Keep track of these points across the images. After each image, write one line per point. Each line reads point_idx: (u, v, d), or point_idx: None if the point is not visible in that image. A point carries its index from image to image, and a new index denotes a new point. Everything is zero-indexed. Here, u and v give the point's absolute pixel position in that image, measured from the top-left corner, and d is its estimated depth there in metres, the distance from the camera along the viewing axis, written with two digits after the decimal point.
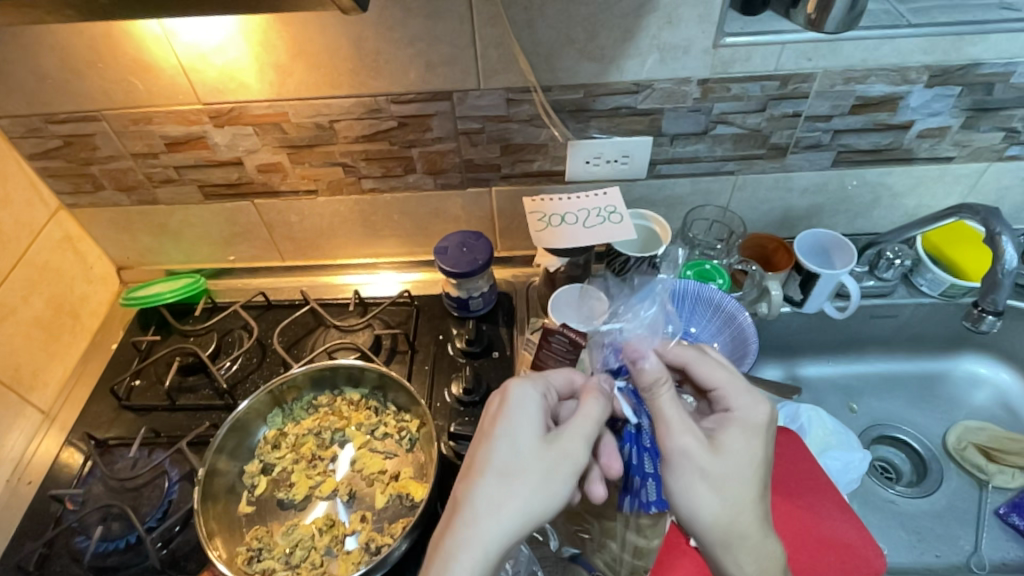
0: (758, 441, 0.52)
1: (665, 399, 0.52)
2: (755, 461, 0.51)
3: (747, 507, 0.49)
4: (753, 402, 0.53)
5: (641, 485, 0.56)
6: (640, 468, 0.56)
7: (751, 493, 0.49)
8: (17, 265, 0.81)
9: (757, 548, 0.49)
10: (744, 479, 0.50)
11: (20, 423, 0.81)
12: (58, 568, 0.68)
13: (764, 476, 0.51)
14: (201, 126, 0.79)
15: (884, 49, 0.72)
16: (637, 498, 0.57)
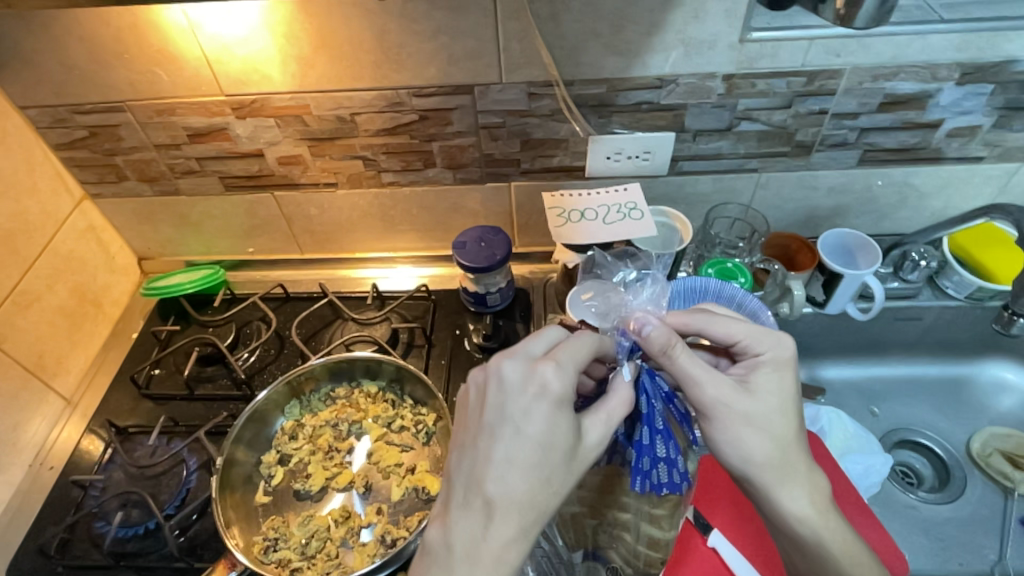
0: (784, 374, 0.52)
1: (685, 358, 0.51)
2: (785, 395, 0.52)
3: (786, 438, 0.51)
4: (778, 340, 0.53)
5: (656, 469, 0.53)
6: (653, 451, 0.53)
7: (791, 430, 0.51)
8: (42, 254, 0.83)
9: (801, 476, 0.52)
10: (780, 415, 0.51)
11: (43, 410, 0.82)
12: (78, 552, 0.69)
13: (796, 409, 0.52)
14: (224, 117, 0.79)
15: (916, 45, 0.71)
16: (651, 481, 0.54)
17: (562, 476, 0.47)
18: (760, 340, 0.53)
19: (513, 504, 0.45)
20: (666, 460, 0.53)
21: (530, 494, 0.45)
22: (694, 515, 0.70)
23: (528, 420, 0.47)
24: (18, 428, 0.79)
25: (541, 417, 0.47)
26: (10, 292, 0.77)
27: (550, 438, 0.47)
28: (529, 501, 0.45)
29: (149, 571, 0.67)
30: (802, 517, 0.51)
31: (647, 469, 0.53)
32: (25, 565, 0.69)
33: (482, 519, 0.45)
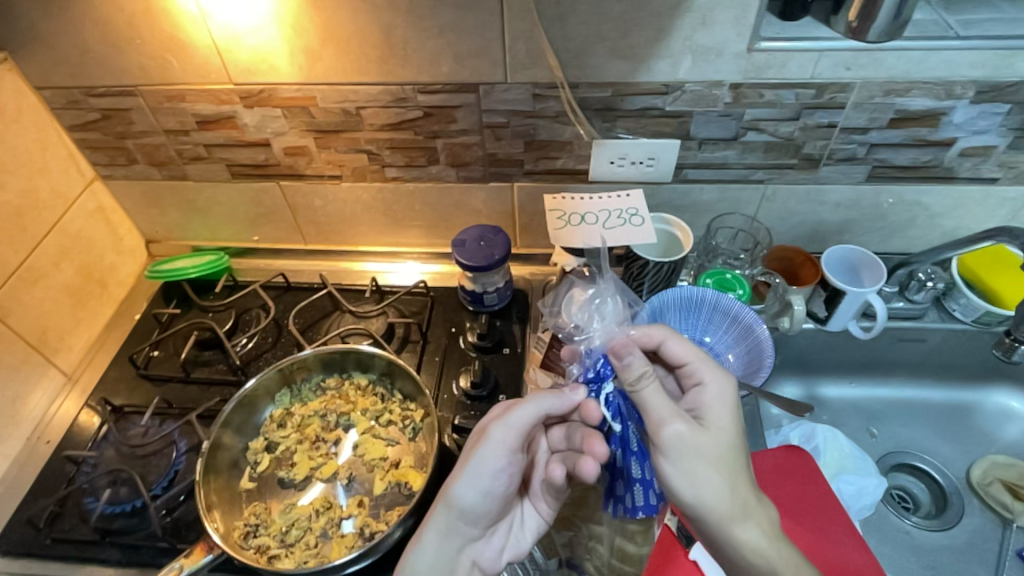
0: (730, 405, 0.54)
1: (651, 387, 0.51)
2: (735, 427, 0.53)
3: (740, 473, 0.51)
4: (723, 371, 0.55)
5: (631, 492, 0.57)
6: (629, 474, 0.57)
7: (742, 463, 0.51)
8: (51, 232, 0.84)
9: (757, 514, 0.51)
10: (732, 450, 0.51)
11: (43, 383, 0.84)
12: (66, 526, 0.70)
13: (744, 442, 0.53)
14: (232, 106, 0.80)
15: (929, 61, 0.69)
16: (624, 504, 0.60)
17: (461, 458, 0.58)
18: (708, 371, 0.55)
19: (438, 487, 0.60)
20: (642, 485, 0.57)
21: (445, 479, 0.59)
22: (676, 525, 0.66)
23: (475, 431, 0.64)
24: (18, 402, 0.80)
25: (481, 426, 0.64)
26: (16, 268, 0.79)
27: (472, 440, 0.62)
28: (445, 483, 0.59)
29: (133, 549, 0.68)
30: (763, 557, 0.50)
31: (619, 492, 0.59)
32: (14, 535, 0.70)
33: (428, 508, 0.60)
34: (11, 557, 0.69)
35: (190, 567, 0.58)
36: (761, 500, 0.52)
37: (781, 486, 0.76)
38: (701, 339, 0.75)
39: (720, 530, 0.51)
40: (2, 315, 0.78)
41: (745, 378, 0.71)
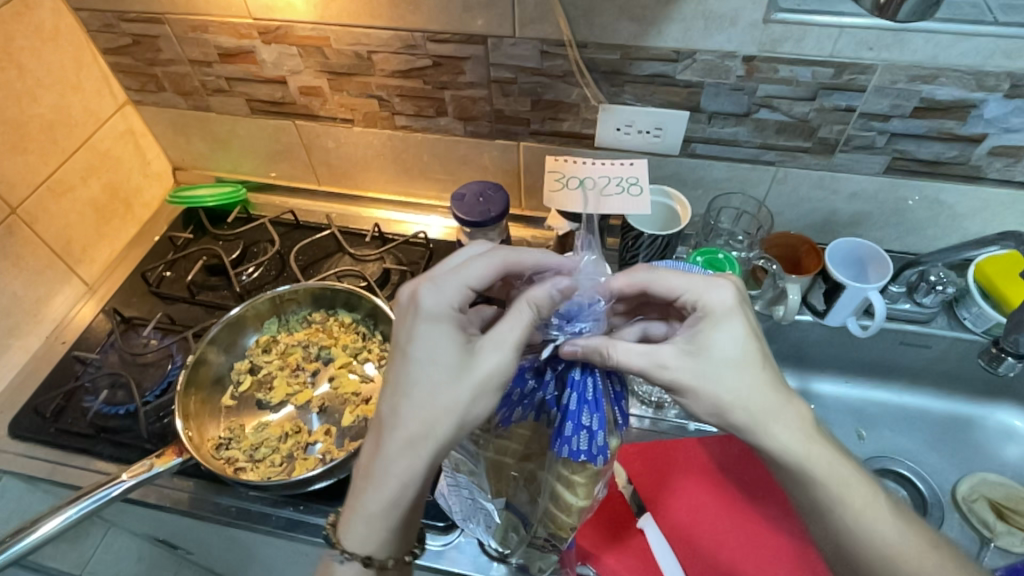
0: (736, 318, 0.51)
1: (622, 351, 0.50)
2: (742, 342, 0.50)
3: (760, 380, 0.50)
4: (721, 291, 0.52)
5: (576, 434, 0.51)
6: (578, 417, 0.52)
7: (755, 370, 0.50)
8: (81, 148, 0.89)
9: (792, 424, 0.50)
10: (743, 365, 0.50)
11: (64, 289, 0.90)
12: (69, 419, 0.77)
13: (762, 349, 0.51)
14: (251, 41, 0.83)
15: (959, 47, 0.65)
16: (569, 445, 0.52)
17: (447, 427, 0.49)
18: (705, 298, 0.52)
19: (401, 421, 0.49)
20: (589, 431, 0.52)
21: (412, 413, 0.49)
22: (629, 494, 0.71)
23: (423, 377, 0.50)
24: (41, 302, 0.87)
25: (436, 368, 0.50)
26: (45, 179, 0.85)
27: (439, 357, 0.50)
28: (413, 447, 0.49)
29: (123, 446, 0.74)
30: (793, 458, 0.50)
31: (569, 431, 0.52)
32: (24, 421, 0.77)
33: (384, 471, 0.50)
34: (18, 439, 0.76)
35: (160, 467, 0.63)
36: (797, 404, 0.51)
37: (746, 472, 0.73)
38: None
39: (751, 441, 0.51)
40: (30, 220, 0.83)
41: None
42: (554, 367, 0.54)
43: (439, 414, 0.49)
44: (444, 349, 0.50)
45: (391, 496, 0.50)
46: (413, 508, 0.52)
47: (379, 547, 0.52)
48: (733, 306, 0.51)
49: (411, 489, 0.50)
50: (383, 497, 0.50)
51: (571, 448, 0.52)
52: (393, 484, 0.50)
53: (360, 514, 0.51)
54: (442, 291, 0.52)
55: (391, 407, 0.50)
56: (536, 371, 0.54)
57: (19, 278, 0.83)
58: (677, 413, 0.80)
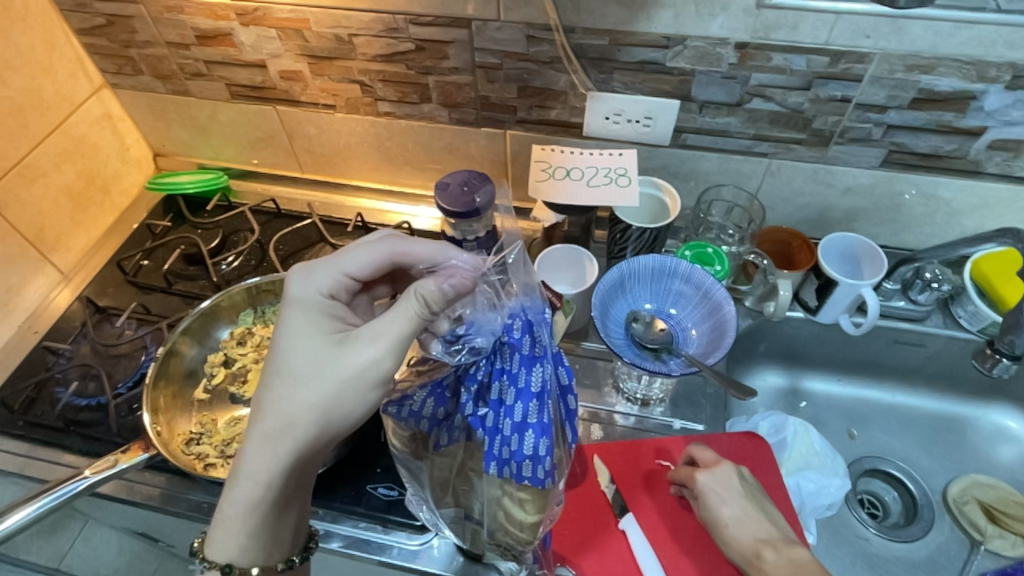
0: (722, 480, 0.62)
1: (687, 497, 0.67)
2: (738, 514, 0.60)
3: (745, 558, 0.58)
4: (708, 473, 0.63)
5: (516, 460, 0.49)
6: (517, 443, 0.49)
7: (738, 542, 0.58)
8: (54, 132, 0.87)
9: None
10: (732, 539, 0.59)
11: (38, 278, 0.88)
12: (38, 411, 0.75)
13: (757, 508, 0.60)
14: (229, 22, 0.80)
15: (959, 36, 0.62)
16: (510, 468, 0.50)
17: (308, 424, 0.49)
18: (697, 479, 0.63)
19: (262, 413, 0.49)
20: (531, 457, 0.49)
21: (274, 405, 0.50)
22: (611, 495, 0.69)
23: (286, 371, 0.50)
24: (13, 291, 0.85)
25: (297, 363, 0.50)
26: (16, 163, 0.82)
27: (305, 345, 0.51)
28: (271, 447, 0.49)
29: (92, 440, 0.72)
30: None
31: (504, 454, 0.50)
32: None
33: (240, 473, 0.49)
34: None
35: (125, 463, 0.61)
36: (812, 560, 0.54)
37: None
38: (668, 312, 0.76)
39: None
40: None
41: (702, 355, 0.70)
42: (466, 385, 0.52)
43: (300, 405, 0.49)
44: (311, 336, 0.51)
45: (250, 494, 0.49)
46: (280, 507, 0.51)
47: (241, 552, 0.51)
48: (718, 476, 0.62)
49: (271, 487, 0.50)
50: (239, 501, 0.49)
51: (514, 471, 0.50)
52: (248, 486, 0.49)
53: (219, 520, 0.50)
54: (312, 279, 0.54)
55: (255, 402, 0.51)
56: (455, 389, 0.54)
57: None
58: (663, 410, 0.78)
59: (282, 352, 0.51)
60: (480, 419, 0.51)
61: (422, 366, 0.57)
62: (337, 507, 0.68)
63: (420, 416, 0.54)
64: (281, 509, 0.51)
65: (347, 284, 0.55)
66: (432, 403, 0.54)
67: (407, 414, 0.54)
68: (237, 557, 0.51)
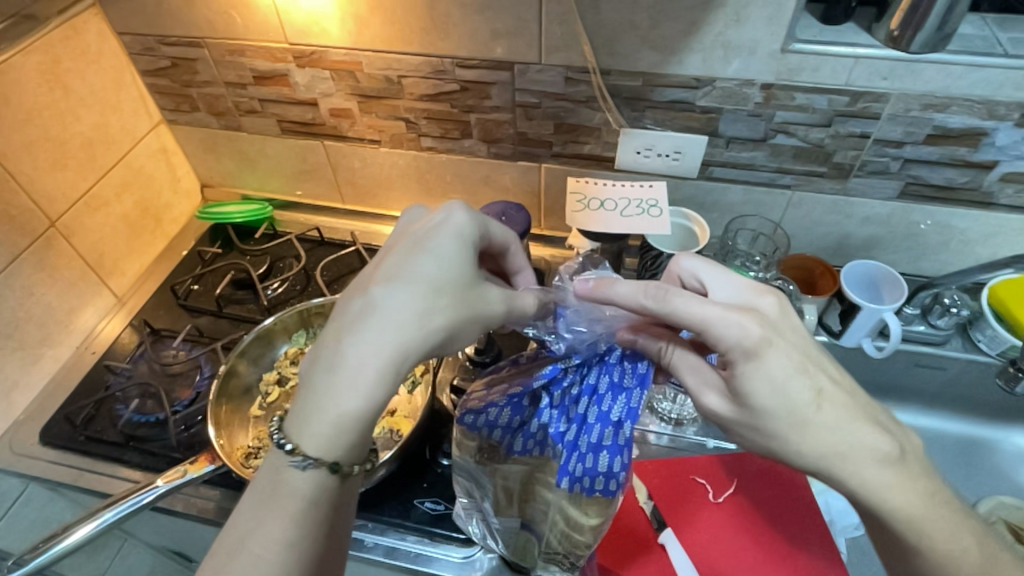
0: (762, 321, 0.45)
1: (681, 360, 0.51)
2: (783, 366, 0.44)
3: (803, 410, 0.45)
4: (741, 323, 0.45)
5: (591, 475, 0.52)
6: (594, 460, 0.52)
7: (793, 385, 0.44)
8: (116, 165, 0.93)
9: (828, 401, 0.45)
10: (785, 388, 0.44)
11: (96, 302, 0.92)
12: (98, 427, 0.79)
13: (809, 381, 0.45)
14: (286, 64, 0.86)
15: (970, 78, 0.67)
16: (581, 483, 0.53)
17: (445, 331, 0.47)
18: (723, 326, 0.45)
19: (407, 305, 0.46)
20: (605, 471, 0.52)
21: (419, 302, 0.47)
22: (650, 510, 0.71)
23: (434, 270, 0.48)
24: (72, 313, 0.89)
25: (445, 271, 0.48)
26: (83, 194, 0.88)
27: (454, 260, 0.49)
28: (402, 348, 0.46)
29: (151, 455, 0.75)
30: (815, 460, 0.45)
31: (579, 471, 0.52)
32: (54, 428, 0.79)
33: (356, 364, 0.45)
34: (50, 447, 0.78)
35: (193, 473, 0.64)
36: (836, 374, 0.46)
37: (764, 489, 0.73)
38: None
39: (780, 449, 0.46)
40: (66, 233, 0.86)
41: None
42: (550, 392, 0.56)
43: (447, 320, 0.47)
44: (459, 254, 0.49)
45: (374, 392, 0.45)
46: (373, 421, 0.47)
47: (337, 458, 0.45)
48: (765, 329, 0.45)
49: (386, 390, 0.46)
50: (353, 393, 0.45)
51: (588, 483, 0.53)
52: (365, 380, 0.45)
53: (325, 414, 0.45)
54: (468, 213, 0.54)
55: (384, 293, 0.47)
56: (532, 398, 0.57)
57: (54, 289, 0.86)
58: (696, 430, 0.82)
59: (428, 255, 0.49)
60: (560, 433, 0.54)
61: (494, 375, 0.63)
62: (385, 519, 0.70)
63: (495, 425, 0.57)
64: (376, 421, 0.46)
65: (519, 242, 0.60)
66: (508, 413, 0.56)
67: (483, 422, 0.57)
68: (343, 453, 0.46)
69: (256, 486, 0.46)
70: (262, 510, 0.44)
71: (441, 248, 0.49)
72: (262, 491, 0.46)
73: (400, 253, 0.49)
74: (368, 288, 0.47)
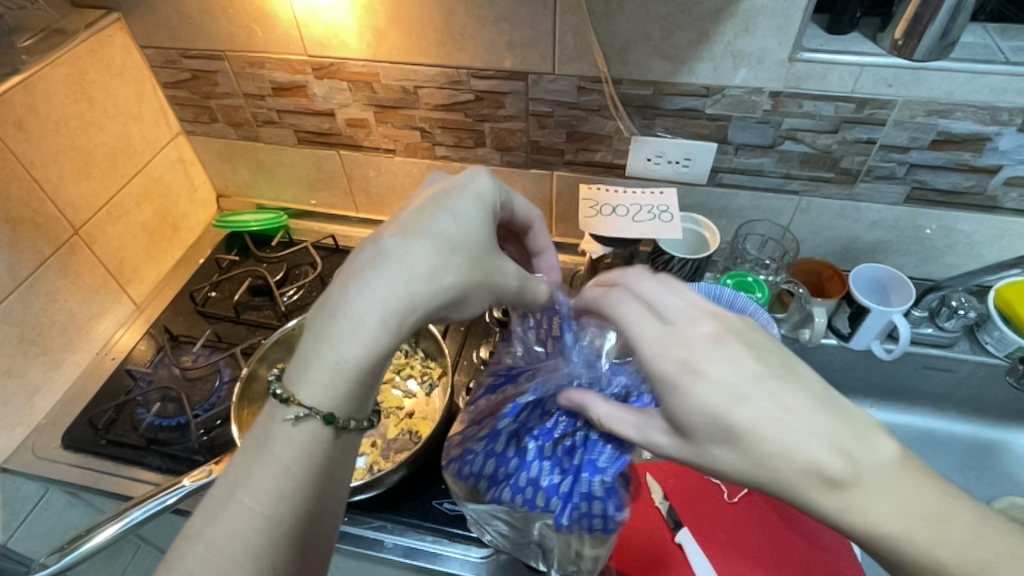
0: (682, 345, 0.41)
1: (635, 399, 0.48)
2: (705, 383, 0.39)
3: (737, 427, 0.38)
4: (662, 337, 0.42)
5: (592, 520, 0.52)
6: (593, 505, 0.53)
7: (722, 400, 0.38)
8: (137, 175, 0.95)
9: (768, 431, 0.37)
10: (718, 399, 0.38)
11: (115, 309, 0.94)
12: (119, 431, 0.80)
13: (741, 395, 0.38)
14: (304, 76, 0.88)
15: (973, 85, 0.69)
16: (582, 527, 0.53)
17: (452, 287, 0.47)
18: (649, 351, 0.42)
19: (417, 253, 0.46)
20: (603, 515, 0.53)
21: (429, 252, 0.46)
22: (666, 509, 0.72)
23: (447, 227, 0.48)
24: (93, 319, 0.90)
25: (457, 229, 0.49)
26: (105, 203, 0.89)
27: (471, 222, 0.50)
28: (406, 294, 0.44)
29: (171, 458, 0.76)
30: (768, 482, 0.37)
31: (577, 521, 0.53)
32: (76, 432, 0.80)
33: (358, 308, 0.44)
34: (71, 450, 0.79)
35: (217, 472, 0.65)
36: (786, 399, 0.37)
37: None
38: None
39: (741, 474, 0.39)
40: (89, 241, 0.88)
41: None
42: (537, 437, 0.56)
43: (459, 278, 0.47)
44: (476, 216, 0.50)
45: (377, 341, 0.43)
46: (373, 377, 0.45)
47: (335, 408, 0.43)
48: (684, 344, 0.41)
49: (391, 340, 0.44)
50: (354, 337, 0.43)
51: (589, 524, 0.53)
52: (366, 328, 0.43)
53: (324, 359, 0.43)
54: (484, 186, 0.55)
55: (396, 241, 0.46)
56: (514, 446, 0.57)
57: (76, 296, 0.87)
58: None
59: (442, 212, 0.49)
60: (555, 484, 0.54)
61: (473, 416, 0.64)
62: (404, 520, 0.72)
63: (479, 474, 0.58)
64: (375, 373, 0.45)
65: (541, 222, 0.62)
66: (490, 463, 0.57)
67: (467, 472, 0.58)
68: (342, 404, 0.43)
69: (248, 440, 0.44)
70: (251, 461, 0.43)
71: (453, 208, 0.50)
72: (254, 440, 0.44)
73: (414, 209, 0.50)
74: (380, 238, 0.47)
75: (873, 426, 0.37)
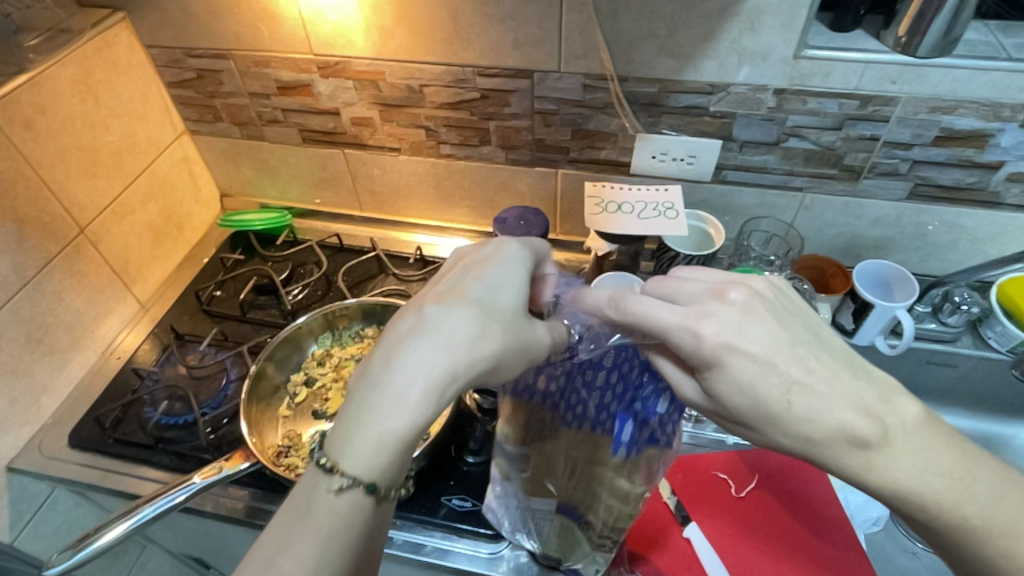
0: (717, 318, 0.43)
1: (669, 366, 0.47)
2: (745, 363, 0.42)
3: (772, 388, 0.42)
4: (697, 321, 0.43)
5: (653, 429, 0.49)
6: (652, 413, 0.49)
7: (768, 373, 0.42)
8: (142, 174, 0.95)
9: (797, 399, 0.41)
10: (761, 366, 0.42)
11: (120, 308, 0.94)
12: (127, 430, 0.80)
13: (780, 362, 0.42)
14: (310, 75, 0.89)
15: (976, 81, 0.70)
16: (641, 442, 0.50)
17: (491, 357, 0.44)
18: (680, 335, 0.43)
19: (455, 321, 0.44)
20: (662, 424, 0.49)
21: (468, 321, 0.44)
22: (674, 505, 0.72)
23: (484, 295, 0.46)
24: (99, 319, 0.90)
25: (494, 297, 0.47)
26: (111, 202, 0.90)
27: (508, 289, 0.48)
28: (444, 366, 0.43)
29: (180, 457, 0.76)
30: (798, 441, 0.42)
31: (635, 437, 0.50)
32: (83, 431, 0.80)
33: (398, 380, 0.42)
34: (78, 449, 0.79)
35: (229, 469, 0.65)
36: (810, 363, 0.42)
37: (784, 483, 0.75)
38: None
39: (771, 432, 0.43)
40: (95, 240, 0.88)
41: None
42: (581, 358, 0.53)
43: (497, 347, 0.45)
44: (513, 282, 0.48)
45: (420, 413, 0.42)
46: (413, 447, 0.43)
47: (376, 478, 0.42)
48: (721, 325, 0.43)
49: (429, 409, 0.42)
50: (394, 411, 0.42)
51: (647, 439, 0.50)
52: (405, 399, 0.42)
53: (364, 431, 0.42)
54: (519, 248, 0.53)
55: (434, 312, 0.45)
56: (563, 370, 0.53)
57: (82, 295, 0.87)
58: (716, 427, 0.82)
59: (479, 282, 0.47)
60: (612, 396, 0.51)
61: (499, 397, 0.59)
62: (414, 516, 0.71)
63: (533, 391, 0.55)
64: (415, 444, 0.43)
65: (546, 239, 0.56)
66: (542, 382, 0.54)
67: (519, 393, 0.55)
68: (382, 474, 0.42)
69: (288, 505, 0.43)
70: (293, 528, 0.42)
71: (491, 274, 0.48)
72: (293, 506, 0.43)
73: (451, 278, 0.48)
74: (422, 305, 0.45)
75: (895, 390, 0.42)
